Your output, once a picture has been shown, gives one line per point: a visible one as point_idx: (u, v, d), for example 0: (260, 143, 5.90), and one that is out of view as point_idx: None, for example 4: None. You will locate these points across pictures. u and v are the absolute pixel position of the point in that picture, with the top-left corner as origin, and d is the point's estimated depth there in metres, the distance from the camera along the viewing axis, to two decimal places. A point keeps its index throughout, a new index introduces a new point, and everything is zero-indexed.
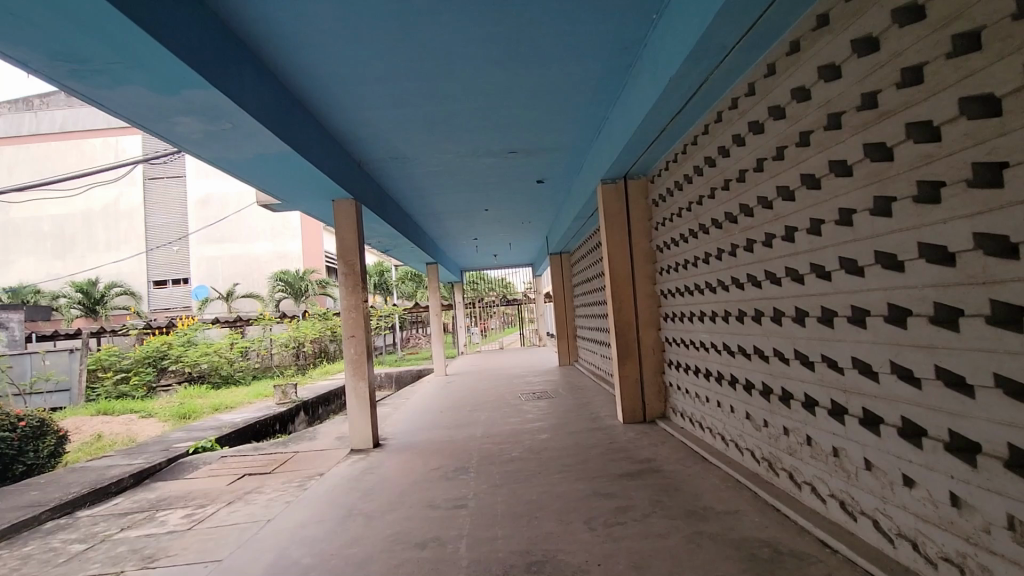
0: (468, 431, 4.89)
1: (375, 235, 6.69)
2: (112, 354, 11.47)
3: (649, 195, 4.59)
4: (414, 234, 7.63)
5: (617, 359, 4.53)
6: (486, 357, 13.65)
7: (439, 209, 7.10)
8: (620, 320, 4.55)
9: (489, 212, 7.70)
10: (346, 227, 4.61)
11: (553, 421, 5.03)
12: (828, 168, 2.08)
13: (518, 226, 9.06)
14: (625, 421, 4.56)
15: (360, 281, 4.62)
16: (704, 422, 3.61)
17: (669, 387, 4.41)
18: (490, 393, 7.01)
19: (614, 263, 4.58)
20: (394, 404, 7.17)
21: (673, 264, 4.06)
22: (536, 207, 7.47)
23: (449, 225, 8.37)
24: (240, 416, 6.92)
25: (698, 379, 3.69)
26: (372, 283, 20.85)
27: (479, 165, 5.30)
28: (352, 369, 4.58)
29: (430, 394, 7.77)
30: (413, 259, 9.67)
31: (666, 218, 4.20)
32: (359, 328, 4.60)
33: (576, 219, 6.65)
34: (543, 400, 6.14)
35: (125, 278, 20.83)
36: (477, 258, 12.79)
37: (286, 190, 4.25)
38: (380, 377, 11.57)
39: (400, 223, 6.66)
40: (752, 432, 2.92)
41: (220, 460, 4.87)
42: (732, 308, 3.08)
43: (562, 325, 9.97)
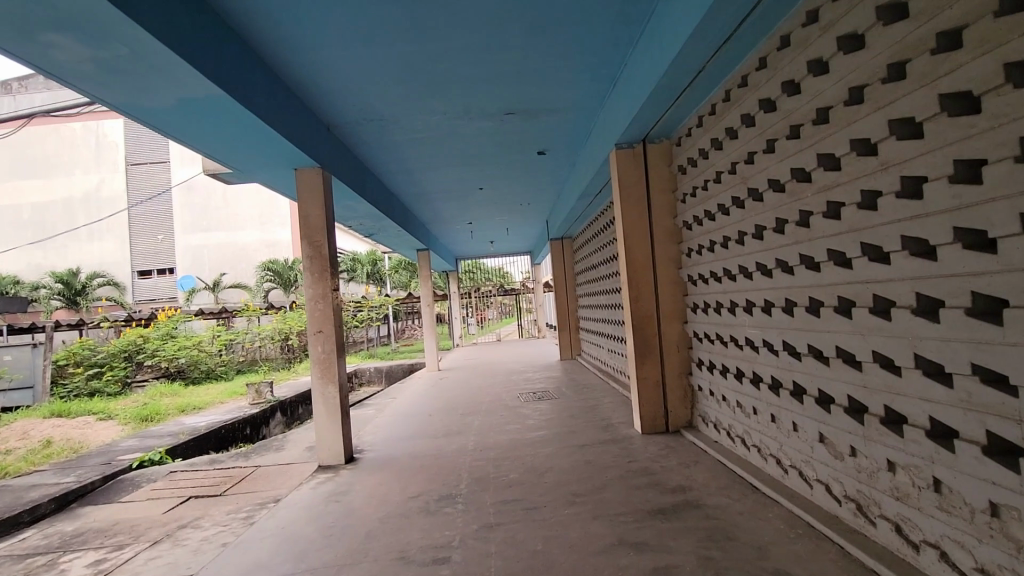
0: (458, 441, 4.16)
1: (355, 216, 5.92)
2: (84, 349, 10.74)
3: (673, 162, 3.85)
4: (399, 216, 6.84)
5: (635, 358, 3.78)
6: (483, 350, 12.91)
7: (427, 187, 6.32)
8: (638, 311, 3.80)
9: (484, 192, 6.95)
10: (311, 200, 3.86)
11: (558, 429, 4.30)
12: (1001, 77, 1.35)
13: (515, 209, 8.27)
14: (644, 431, 3.81)
15: (327, 267, 3.85)
16: (751, 440, 2.88)
17: (698, 392, 3.66)
18: (486, 393, 6.28)
19: (630, 244, 3.83)
20: (379, 405, 6.44)
21: (706, 242, 3.33)
22: (535, 185, 6.70)
23: (440, 206, 7.58)
24: (206, 419, 6.18)
25: (742, 385, 2.95)
26: (364, 272, 20.12)
27: (470, 131, 4.55)
28: (319, 371, 3.83)
29: (420, 392, 7.01)
30: (402, 246, 8.92)
31: (696, 188, 3.45)
32: (327, 322, 3.83)
33: (582, 197, 5.89)
34: (545, 402, 5.41)
35: (108, 268, 20.02)
36: (473, 245, 12.01)
37: (232, 153, 3.48)
38: (370, 371, 10.84)
39: (382, 203, 5.88)
40: (831, 461, 2.20)
41: (167, 477, 4.10)
42: (798, 296, 2.33)
43: (564, 317, 9.22)
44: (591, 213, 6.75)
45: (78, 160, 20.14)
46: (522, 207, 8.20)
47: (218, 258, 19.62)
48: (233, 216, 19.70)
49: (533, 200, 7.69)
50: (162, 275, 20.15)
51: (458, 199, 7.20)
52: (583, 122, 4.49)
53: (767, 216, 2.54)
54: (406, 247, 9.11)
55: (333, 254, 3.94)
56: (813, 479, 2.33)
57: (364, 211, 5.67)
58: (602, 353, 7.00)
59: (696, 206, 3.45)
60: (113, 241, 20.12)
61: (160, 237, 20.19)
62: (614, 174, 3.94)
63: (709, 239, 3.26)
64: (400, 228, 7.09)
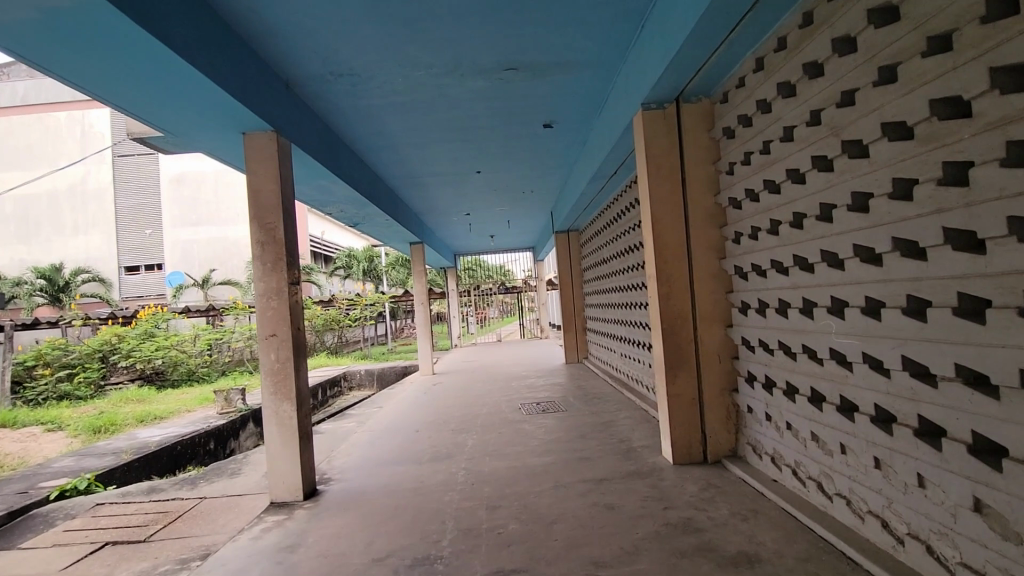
0: (446, 469, 3.41)
1: (333, 201, 5.14)
2: (55, 349, 10.02)
3: (714, 126, 3.07)
4: (386, 203, 6.07)
5: (664, 369, 3.05)
6: (482, 350, 12.14)
7: (416, 169, 5.54)
8: (668, 311, 3.06)
9: (482, 176, 6.21)
10: (263, 171, 3.11)
11: (568, 453, 3.55)
12: None
13: (517, 197, 7.50)
14: (676, 461, 3.06)
15: (283, 256, 3.10)
16: (835, 487, 2.13)
17: (746, 415, 2.89)
18: (484, 403, 5.52)
19: (659, 228, 3.09)
20: (362, 416, 5.69)
21: (762, 223, 2.58)
22: (540, 167, 5.92)
23: (433, 194, 6.79)
24: (164, 430, 5.43)
25: (822, 413, 2.18)
26: (360, 269, 19.40)
27: (463, 94, 3.81)
28: (272, 385, 3.07)
29: (409, 400, 6.26)
30: (393, 238, 8.17)
31: (748, 153, 2.68)
32: (283, 324, 3.08)
33: (594, 177, 5.11)
34: (551, 416, 4.66)
35: (94, 264, 19.27)
36: (471, 239, 11.22)
37: (153, 98, 2.72)
38: (360, 374, 10.07)
39: (363, 185, 5.10)
40: (994, 541, 1.45)
41: (88, 514, 3.34)
42: (935, 292, 1.58)
43: (570, 317, 8.46)
44: (604, 200, 6.00)
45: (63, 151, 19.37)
46: (524, 195, 7.45)
47: (209, 254, 18.93)
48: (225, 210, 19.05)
49: (537, 186, 6.92)
50: (150, 272, 19.42)
51: (453, 185, 6.43)
52: (599, 80, 3.72)
53: (877, 175, 1.78)
54: (396, 240, 8.32)
55: (292, 238, 3.20)
56: (955, 563, 1.57)
57: (342, 194, 4.91)
58: (615, 357, 6.25)
59: (748, 177, 2.67)
60: (99, 236, 19.37)
61: (148, 231, 19.44)
62: (639, 143, 3.19)
63: (769, 218, 2.50)
64: (386, 218, 6.33)
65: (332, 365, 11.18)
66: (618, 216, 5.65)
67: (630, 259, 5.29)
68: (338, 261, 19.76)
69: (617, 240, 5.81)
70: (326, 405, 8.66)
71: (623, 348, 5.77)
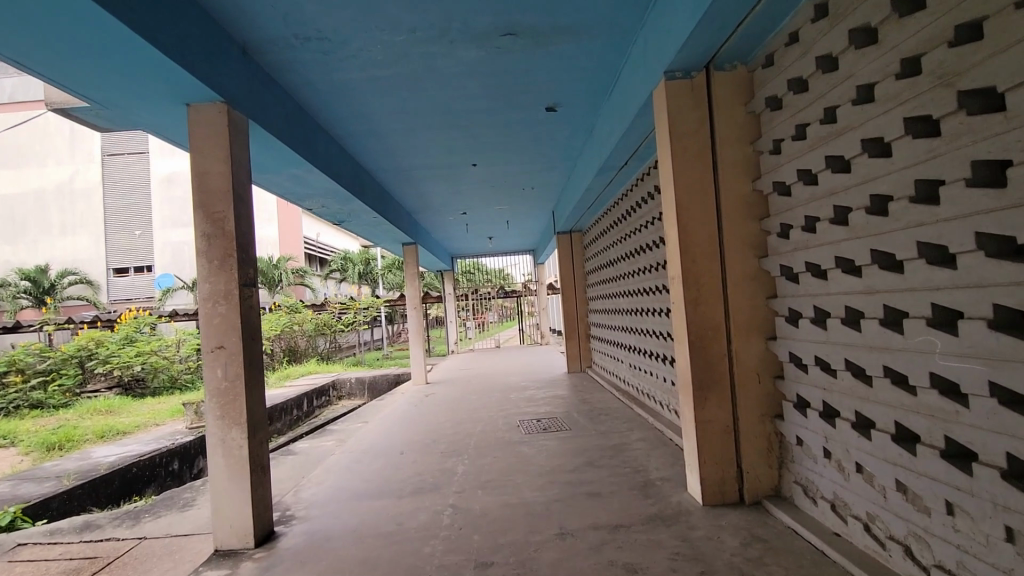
0: (429, 506, 2.87)
1: (311, 194, 4.62)
2: (27, 353, 9.42)
3: (751, 98, 2.55)
4: (373, 198, 5.55)
5: (692, 390, 2.53)
6: (479, 357, 11.60)
7: (404, 160, 5.02)
8: (696, 321, 2.55)
9: (478, 170, 5.69)
10: (210, 150, 2.59)
11: (574, 485, 3.02)
12: None
13: (516, 194, 6.96)
14: (707, 502, 2.53)
15: (232, 252, 2.57)
16: (937, 559, 1.60)
17: (795, 448, 2.36)
18: (479, 420, 4.98)
19: (685, 221, 2.58)
20: (344, 433, 5.14)
21: (821, 211, 2.06)
22: (541, 160, 5.40)
23: (426, 190, 6.26)
24: (123, 448, 4.89)
25: (914, 459, 1.65)
26: (356, 272, 18.85)
27: (455, 67, 3.29)
28: (217, 407, 2.53)
29: (397, 414, 5.71)
30: (385, 238, 7.63)
31: (802, 125, 2.16)
32: (232, 334, 2.54)
33: (601, 169, 4.59)
34: (554, 437, 4.11)
35: (81, 265, 18.69)
36: (469, 241, 10.68)
37: (69, 60, 2.19)
38: (350, 383, 9.50)
39: (344, 177, 4.58)
40: None
41: (4, 558, 2.80)
42: None
43: (572, 323, 7.93)
44: (611, 195, 5.48)
45: (50, 150, 18.85)
46: (524, 193, 6.92)
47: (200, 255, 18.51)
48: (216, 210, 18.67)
49: (538, 182, 6.38)
50: (139, 274, 18.88)
51: (447, 179, 5.90)
52: (612, 50, 3.20)
53: (1022, 134, 1.26)
54: (387, 240, 7.79)
55: (246, 232, 2.67)
56: None
57: (319, 185, 4.38)
58: (623, 369, 5.71)
59: (801, 154, 2.15)
60: (86, 236, 18.83)
61: (137, 232, 18.91)
62: (661, 120, 2.67)
63: (833, 204, 1.98)
64: (373, 215, 5.80)
65: (321, 373, 10.62)
66: (628, 213, 5.13)
67: (642, 261, 4.76)
68: (333, 264, 19.22)
69: (626, 240, 5.29)
70: (311, 416, 8.11)
71: (633, 359, 5.24)
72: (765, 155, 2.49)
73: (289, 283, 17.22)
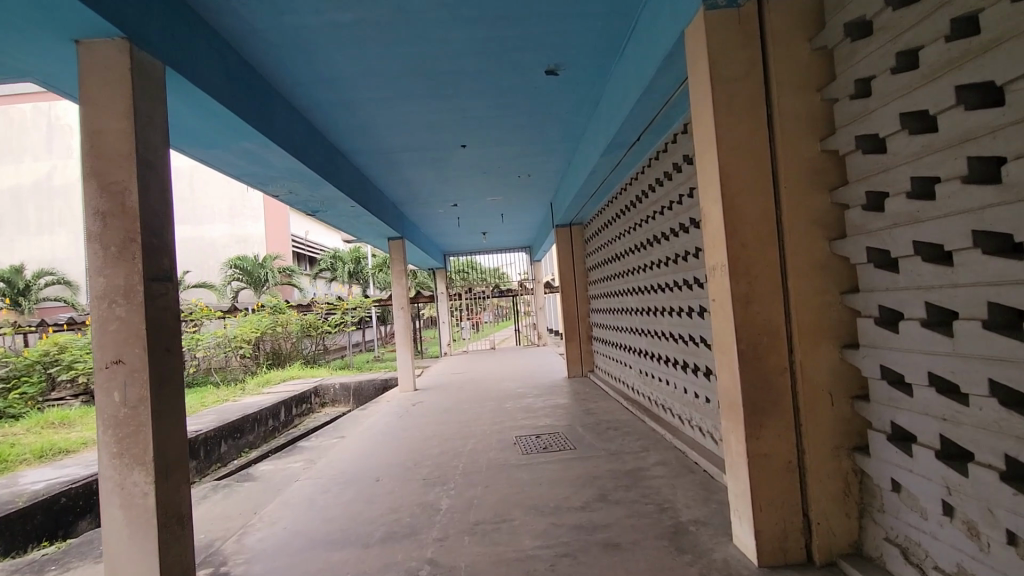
0: (401, 562, 2.24)
1: (274, 175, 3.99)
2: None
3: (817, 31, 1.93)
4: (351, 184, 4.92)
5: (743, 415, 1.94)
6: (473, 360, 10.96)
7: (383, 138, 4.39)
8: (748, 324, 1.95)
9: (468, 154, 5.07)
10: (105, 99, 1.96)
11: (585, 530, 2.39)
12: None
13: (511, 183, 6.34)
14: (763, 561, 1.93)
15: (135, 235, 1.94)
16: None
17: (888, 494, 1.75)
18: (470, 436, 4.36)
19: (731, 193, 1.97)
20: (317, 451, 4.50)
21: (945, 169, 1.45)
22: (539, 139, 4.77)
23: (412, 177, 5.63)
24: (60, 471, 4.25)
25: None
26: (345, 271, 18.18)
27: (435, 11, 2.67)
28: (113, 442, 1.89)
29: (379, 427, 5.07)
30: (368, 232, 7.00)
31: (907, 51, 1.55)
32: (135, 343, 1.92)
33: (609, 147, 3.96)
34: (557, 459, 3.49)
35: (59, 265, 17.94)
36: (461, 237, 10.06)
37: None
38: (334, 389, 8.84)
39: (311, 157, 3.95)
40: None
41: None
42: None
43: (574, 324, 7.30)
44: (619, 179, 4.86)
45: (27, 145, 18.12)
46: (521, 181, 6.30)
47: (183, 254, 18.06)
48: (200, 207, 18.09)
49: (535, 168, 5.77)
50: None
51: (434, 164, 5.28)
52: None
53: None
54: (371, 235, 7.16)
55: (156, 209, 2.04)
56: None
57: (281, 164, 3.75)
58: (631, 375, 5.10)
59: (905, 92, 1.55)
60: (65, 235, 18.08)
61: None
62: (698, 64, 2.06)
63: (967, 154, 1.38)
64: (351, 205, 5.17)
65: (305, 377, 9.98)
66: (638, 199, 4.51)
67: (656, 253, 4.13)
68: (322, 263, 18.54)
69: (635, 230, 4.67)
70: (290, 427, 7.45)
71: (644, 365, 4.62)
72: (840, 103, 1.87)
73: (275, 283, 16.56)
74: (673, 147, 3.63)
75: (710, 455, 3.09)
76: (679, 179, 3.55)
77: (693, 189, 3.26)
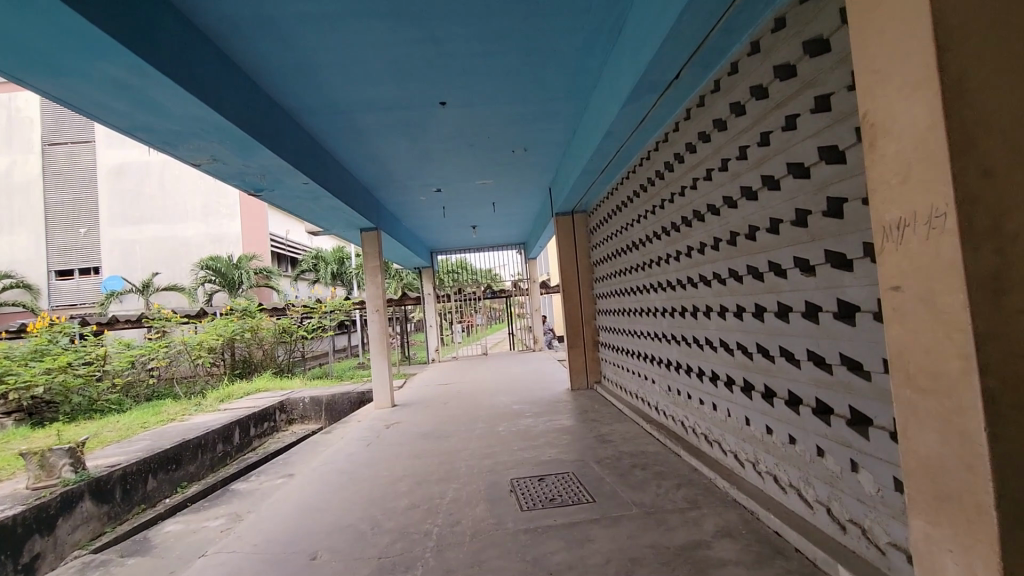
0: None
1: (181, 131, 2.96)
2: None
3: None
4: (301, 153, 3.88)
5: (994, 526, 0.93)
6: (462, 368, 9.90)
7: (337, 87, 3.35)
8: (999, 334, 0.94)
9: (449, 117, 4.04)
10: None
11: None
12: None
13: (505, 160, 5.29)
14: None
15: None
16: None
17: None
18: (453, 478, 3.32)
19: (959, 67, 0.96)
20: (250, 498, 3.46)
21: None
22: (540, 92, 3.72)
23: (382, 150, 4.61)
24: None
25: None
26: (328, 272, 17.08)
27: None
28: None
29: (337, 460, 4.04)
30: (336, 223, 5.97)
31: None
32: None
33: (636, 91, 2.92)
34: (571, 524, 2.47)
35: (19, 268, 16.81)
36: (449, 231, 9.01)
37: None
38: (303, 403, 7.76)
39: (232, 104, 2.91)
40: None
41: None
42: None
43: (577, 328, 6.26)
44: (641, 146, 3.86)
45: None
46: (516, 157, 5.25)
47: (153, 254, 17.01)
48: (172, 205, 17.11)
49: (533, 138, 4.71)
50: (85, 276, 17.11)
51: (408, 130, 4.23)
52: None
53: None
54: (339, 225, 6.11)
55: None
56: None
57: (182, 111, 2.72)
58: (654, 392, 4.09)
59: None
60: (25, 236, 16.96)
61: (81, 230, 17.12)
62: None
63: None
64: (304, 182, 4.13)
65: (273, 389, 8.89)
66: (668, 167, 3.47)
67: (694, 236, 3.10)
68: (302, 263, 17.44)
69: (661, 208, 3.64)
70: (246, 450, 6.38)
71: (675, 382, 3.60)
72: None
73: (250, 284, 15.47)
74: (728, 83, 2.59)
75: (805, 530, 2.07)
76: (738, 127, 2.52)
77: (770, 134, 2.23)
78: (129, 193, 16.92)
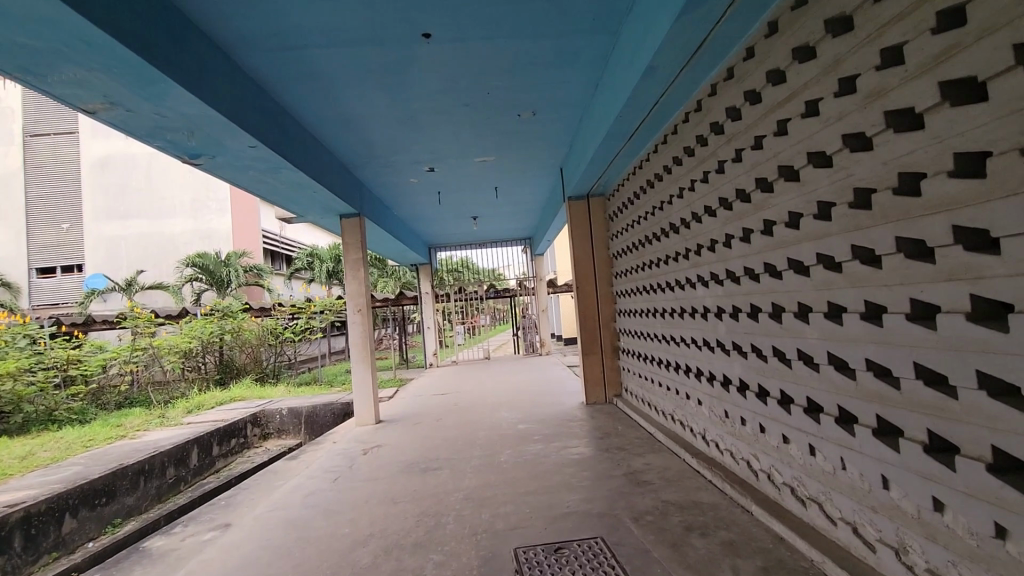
0: None
1: (36, 48, 2.06)
2: None
3: None
4: (241, 104, 2.97)
5: None
6: (461, 374, 8.97)
7: (277, 5, 2.44)
8: None
9: (434, 59, 3.12)
10: None
11: None
12: None
13: (508, 128, 4.37)
14: None
15: None
16: None
17: None
18: (435, 544, 2.40)
19: None
20: (158, 563, 2.57)
21: None
22: (555, 19, 2.78)
23: (355, 110, 3.70)
24: None
25: None
26: (323, 270, 16.19)
27: None
28: None
29: (290, 504, 3.14)
30: (309, 207, 5.07)
31: None
32: None
33: None
34: None
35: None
36: (447, 222, 8.10)
37: None
38: (280, 415, 6.84)
39: (107, 7, 1.99)
40: None
41: None
42: None
43: (593, 333, 5.33)
44: (688, 91, 2.91)
45: None
46: (522, 124, 4.31)
47: (138, 251, 16.17)
48: (159, 199, 16.25)
49: (543, 94, 3.77)
50: (69, 274, 16.31)
51: (383, 80, 3.30)
52: None
53: None
54: (314, 210, 5.18)
55: None
56: None
57: (21, 11, 1.82)
58: (703, 416, 3.15)
59: None
60: (6, 231, 16.20)
61: (64, 225, 16.33)
62: None
63: None
64: (251, 145, 3.23)
65: (251, 398, 7.99)
66: (732, 115, 2.52)
67: (780, 205, 2.16)
68: (296, 261, 16.54)
69: (719, 172, 2.70)
70: (206, 473, 5.49)
71: (738, 408, 2.66)
72: None
73: (239, 283, 14.59)
74: None
75: None
76: (876, 19, 1.58)
77: (968, 5, 1.28)
78: (114, 187, 16.17)
